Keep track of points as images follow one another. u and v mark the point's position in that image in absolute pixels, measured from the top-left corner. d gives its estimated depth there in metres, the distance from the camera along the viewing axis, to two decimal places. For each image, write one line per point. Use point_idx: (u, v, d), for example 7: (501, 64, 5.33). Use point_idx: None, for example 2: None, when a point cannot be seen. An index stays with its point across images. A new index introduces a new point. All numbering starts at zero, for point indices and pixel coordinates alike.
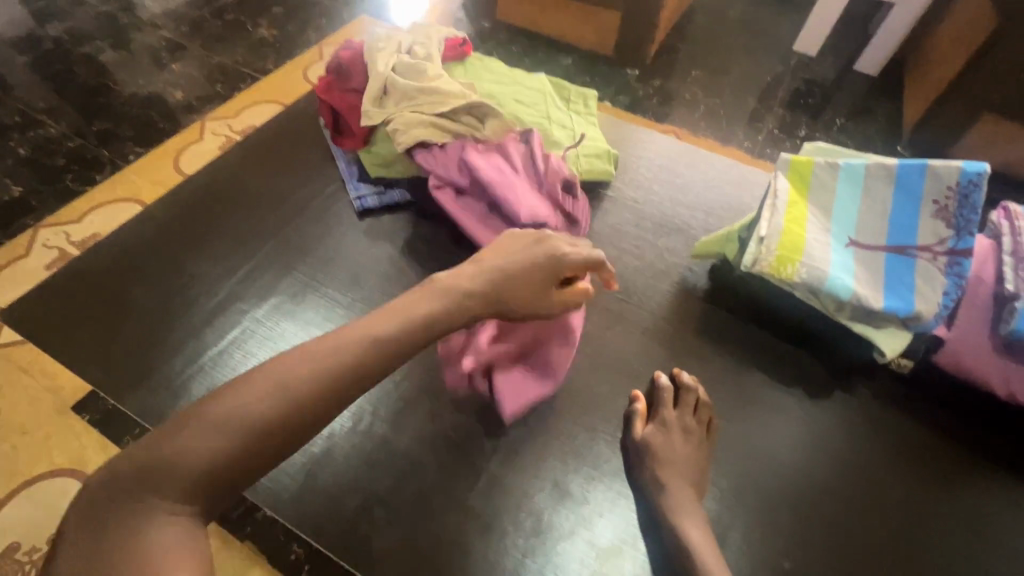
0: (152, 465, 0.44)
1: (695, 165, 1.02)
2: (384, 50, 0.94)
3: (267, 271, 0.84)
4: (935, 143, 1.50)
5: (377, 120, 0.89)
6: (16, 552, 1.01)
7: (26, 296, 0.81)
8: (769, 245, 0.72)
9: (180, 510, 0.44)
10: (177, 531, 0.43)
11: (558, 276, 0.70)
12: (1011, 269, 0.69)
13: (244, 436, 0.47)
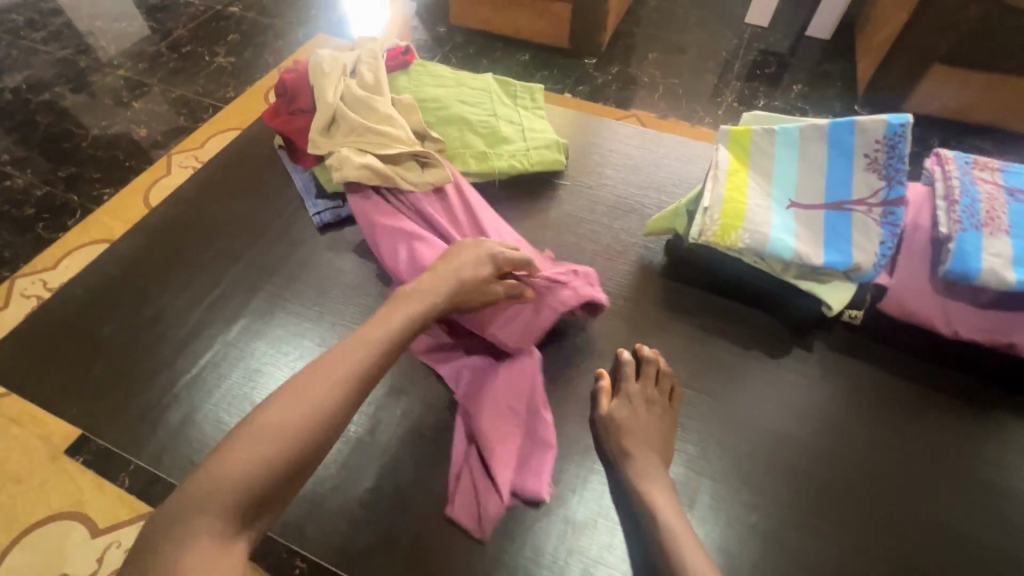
0: (185, 499, 0.47)
1: (643, 148, 1.04)
2: (330, 76, 0.93)
3: (236, 295, 0.86)
4: (888, 100, 1.53)
5: (325, 151, 0.89)
6: None
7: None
8: (713, 215, 0.75)
9: (217, 533, 0.46)
10: (212, 556, 0.45)
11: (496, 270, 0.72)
12: (945, 212, 0.72)
13: (268, 457, 0.50)
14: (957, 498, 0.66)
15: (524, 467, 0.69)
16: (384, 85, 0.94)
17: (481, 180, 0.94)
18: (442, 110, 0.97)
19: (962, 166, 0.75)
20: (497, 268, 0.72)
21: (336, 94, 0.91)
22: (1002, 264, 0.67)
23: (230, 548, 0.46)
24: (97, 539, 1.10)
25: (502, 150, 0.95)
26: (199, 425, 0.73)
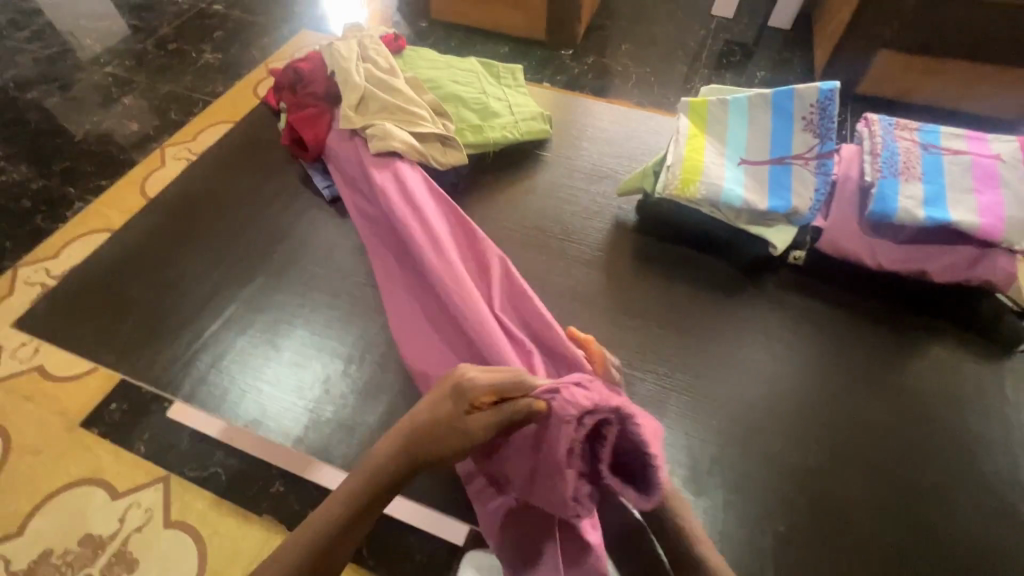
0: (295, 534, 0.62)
1: (615, 122, 1.15)
2: (348, 61, 1.03)
3: (251, 258, 0.95)
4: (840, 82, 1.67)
5: (359, 123, 0.98)
6: (49, 557, 1.09)
7: (30, 308, 0.90)
8: (674, 171, 0.86)
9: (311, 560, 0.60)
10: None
11: (468, 405, 0.62)
12: (868, 164, 0.84)
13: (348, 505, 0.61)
14: (882, 402, 0.79)
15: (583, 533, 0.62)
16: (398, 70, 1.05)
17: (478, 152, 1.04)
18: (438, 89, 1.06)
19: (886, 127, 0.88)
20: (465, 397, 0.62)
21: (361, 77, 1.01)
22: (914, 204, 0.79)
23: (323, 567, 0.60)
24: (118, 501, 1.14)
25: (494, 122, 1.05)
26: (228, 367, 0.82)
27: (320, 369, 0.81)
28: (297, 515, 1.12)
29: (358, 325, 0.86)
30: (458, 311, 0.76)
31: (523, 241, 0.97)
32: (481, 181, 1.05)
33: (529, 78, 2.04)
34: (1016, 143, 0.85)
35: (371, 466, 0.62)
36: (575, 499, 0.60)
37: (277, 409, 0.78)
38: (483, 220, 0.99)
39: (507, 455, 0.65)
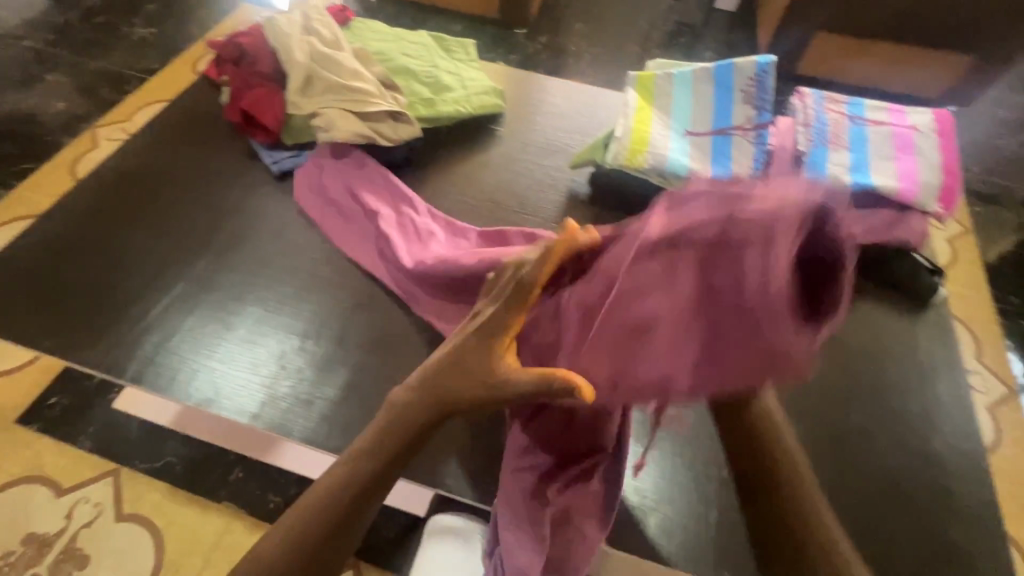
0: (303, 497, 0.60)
1: (567, 97, 1.17)
2: (291, 35, 1.00)
3: (197, 237, 0.91)
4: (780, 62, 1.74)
5: (308, 108, 0.97)
6: None
7: None
8: (623, 142, 0.89)
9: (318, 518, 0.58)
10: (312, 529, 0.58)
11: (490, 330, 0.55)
12: (800, 135, 0.90)
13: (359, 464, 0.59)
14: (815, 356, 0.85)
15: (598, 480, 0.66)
16: (344, 42, 1.02)
17: (430, 126, 1.03)
18: (388, 62, 1.06)
19: (817, 100, 0.93)
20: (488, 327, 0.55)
21: (304, 53, 0.99)
22: (841, 171, 0.85)
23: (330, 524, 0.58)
24: (64, 498, 1.09)
25: (446, 97, 1.05)
26: (175, 348, 0.80)
27: (275, 346, 0.80)
28: (259, 498, 1.10)
29: (313, 301, 0.85)
30: (443, 267, 0.79)
31: (479, 214, 0.98)
32: (435, 155, 1.05)
33: (483, 57, 2.03)
34: (930, 114, 0.92)
35: (376, 446, 0.59)
36: (763, 317, 0.41)
37: (231, 388, 0.77)
38: (438, 194, 0.99)
39: (643, 351, 0.45)
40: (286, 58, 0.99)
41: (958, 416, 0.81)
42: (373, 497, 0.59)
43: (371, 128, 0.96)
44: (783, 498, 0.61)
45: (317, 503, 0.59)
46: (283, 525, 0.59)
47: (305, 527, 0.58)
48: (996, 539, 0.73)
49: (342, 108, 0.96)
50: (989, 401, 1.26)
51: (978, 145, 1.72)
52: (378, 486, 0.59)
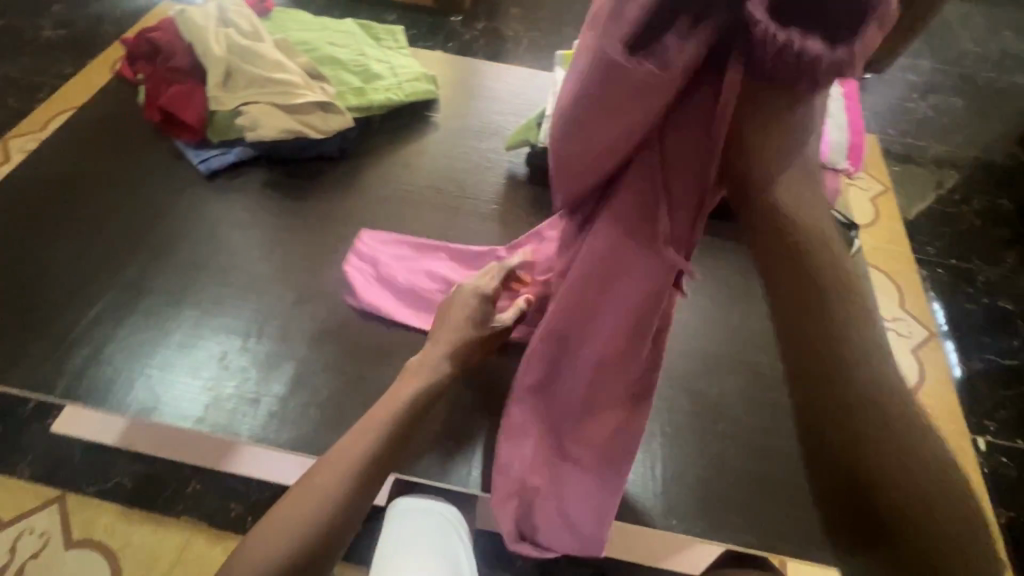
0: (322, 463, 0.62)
1: (500, 79, 1.18)
2: (206, 28, 0.97)
3: (124, 243, 0.88)
4: None
5: (231, 105, 0.94)
6: None
7: None
8: (553, 123, 0.94)
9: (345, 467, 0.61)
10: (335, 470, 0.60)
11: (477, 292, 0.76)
12: None
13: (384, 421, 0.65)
14: (748, 312, 0.90)
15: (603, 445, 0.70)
16: (264, 33, 0.99)
17: (362, 116, 1.02)
18: (313, 52, 1.04)
19: None
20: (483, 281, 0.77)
21: (222, 47, 0.96)
22: None
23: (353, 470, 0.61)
24: (5, 531, 1.03)
25: (376, 85, 1.04)
26: (109, 359, 0.77)
27: (216, 347, 0.79)
28: (219, 509, 1.06)
29: (254, 299, 0.84)
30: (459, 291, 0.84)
31: (419, 201, 0.98)
32: (370, 145, 1.04)
33: (421, 45, 2.00)
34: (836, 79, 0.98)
35: (380, 425, 0.64)
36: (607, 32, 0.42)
37: (172, 393, 0.75)
38: (376, 183, 0.99)
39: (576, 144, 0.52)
40: (203, 52, 0.95)
41: None
42: (380, 472, 0.63)
43: (299, 121, 0.94)
44: (834, 385, 0.35)
45: (328, 483, 0.59)
46: (289, 511, 0.57)
47: (317, 508, 0.58)
48: None
49: (269, 104, 0.94)
50: (913, 345, 1.36)
51: (892, 109, 1.84)
52: (384, 463, 0.63)
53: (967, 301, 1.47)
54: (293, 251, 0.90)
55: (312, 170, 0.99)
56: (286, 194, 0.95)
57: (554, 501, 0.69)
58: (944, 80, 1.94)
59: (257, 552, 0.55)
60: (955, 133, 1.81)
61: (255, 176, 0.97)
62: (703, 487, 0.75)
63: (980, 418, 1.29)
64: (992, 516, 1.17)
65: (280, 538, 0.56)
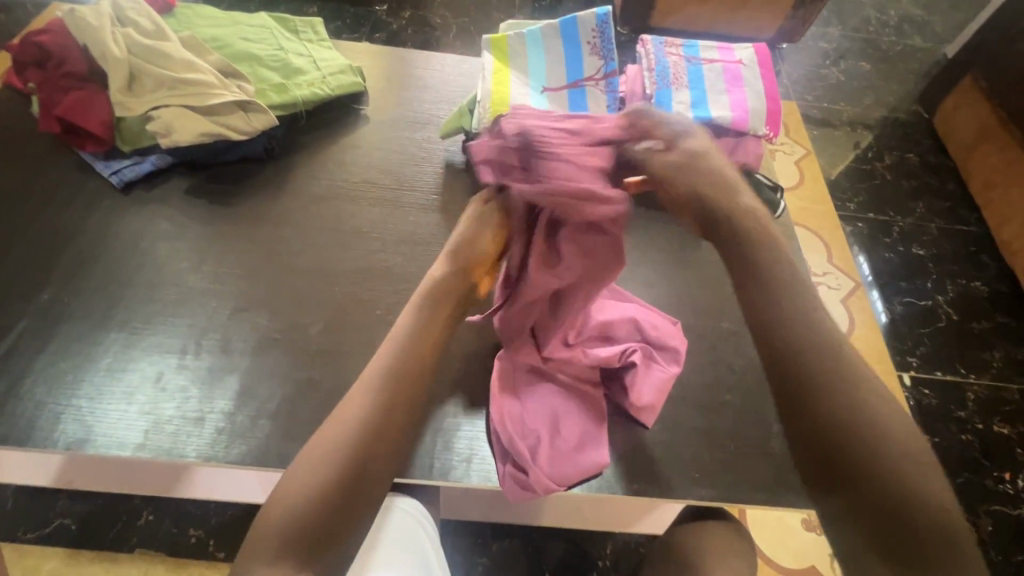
0: (319, 444, 0.51)
1: (430, 68, 1.16)
2: (100, 28, 0.89)
3: (34, 267, 0.81)
4: (641, 17, 1.79)
5: (138, 109, 0.88)
6: None
7: None
8: (485, 106, 0.93)
9: (319, 468, 0.49)
10: (315, 453, 0.50)
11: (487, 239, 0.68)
12: (647, 79, 0.97)
13: (374, 389, 0.53)
14: (688, 278, 0.94)
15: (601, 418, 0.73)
16: (168, 30, 0.93)
17: (287, 112, 0.98)
18: (226, 48, 0.99)
19: (657, 45, 1.02)
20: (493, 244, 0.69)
21: (121, 47, 0.89)
22: (685, 108, 0.94)
23: (331, 456, 0.50)
24: None
25: (298, 80, 1.00)
26: (30, 392, 0.71)
27: (151, 367, 0.75)
28: (178, 536, 1.02)
29: (188, 313, 0.80)
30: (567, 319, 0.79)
31: (357, 197, 0.95)
32: (299, 143, 1.00)
33: (347, 37, 1.94)
34: (751, 49, 1.04)
35: (347, 429, 0.51)
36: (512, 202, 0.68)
37: (107, 421, 0.70)
38: (309, 182, 0.95)
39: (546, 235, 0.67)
40: (101, 55, 0.88)
41: None
42: (375, 450, 0.51)
43: (216, 122, 0.89)
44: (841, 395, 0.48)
45: (306, 479, 0.48)
46: (277, 503, 0.48)
47: (308, 496, 0.47)
48: None
49: (181, 105, 0.88)
50: (842, 296, 1.49)
51: (808, 76, 1.95)
52: (393, 422, 0.53)
53: (885, 250, 1.60)
54: (226, 258, 0.85)
55: (239, 173, 0.94)
56: (212, 200, 0.91)
57: (546, 441, 0.70)
58: (852, 46, 2.07)
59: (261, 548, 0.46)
60: (864, 95, 1.94)
61: (174, 184, 0.92)
62: (661, 447, 0.78)
63: (903, 355, 1.42)
64: None
65: (271, 521, 0.47)
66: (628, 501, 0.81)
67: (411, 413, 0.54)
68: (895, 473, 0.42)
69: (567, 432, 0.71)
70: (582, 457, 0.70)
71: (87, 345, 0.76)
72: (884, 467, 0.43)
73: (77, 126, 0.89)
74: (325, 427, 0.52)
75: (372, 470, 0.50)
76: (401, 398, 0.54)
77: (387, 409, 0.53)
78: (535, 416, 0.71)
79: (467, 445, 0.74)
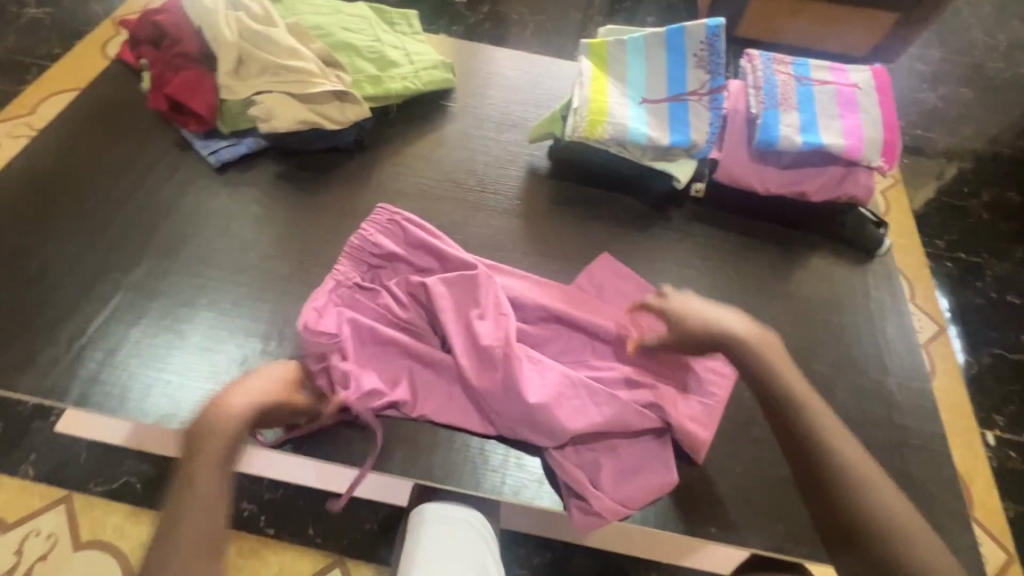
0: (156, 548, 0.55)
1: (521, 68, 1.14)
2: (214, 9, 0.91)
3: (133, 240, 0.84)
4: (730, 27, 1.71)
5: (242, 93, 0.90)
6: None
7: None
8: (581, 113, 0.90)
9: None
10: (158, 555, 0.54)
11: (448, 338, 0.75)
12: (753, 97, 0.92)
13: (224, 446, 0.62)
14: (777, 312, 0.89)
15: (653, 435, 0.72)
16: (275, 16, 0.94)
17: (378, 104, 0.98)
18: (326, 37, 0.99)
19: (765, 61, 0.96)
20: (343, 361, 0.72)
21: (231, 30, 0.90)
22: (793, 131, 0.88)
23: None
24: (14, 532, 0.99)
25: (393, 73, 1.00)
26: (123, 363, 0.74)
27: (235, 350, 0.76)
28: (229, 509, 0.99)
29: (273, 299, 0.81)
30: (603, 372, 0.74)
31: (439, 196, 0.94)
32: (387, 136, 1.00)
33: (424, 28, 1.94)
34: (869, 72, 0.96)
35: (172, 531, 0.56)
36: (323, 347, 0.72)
37: (191, 399, 0.72)
38: (394, 177, 0.95)
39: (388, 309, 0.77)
40: (212, 37, 0.90)
41: (906, 356, 0.87)
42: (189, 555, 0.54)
43: (314, 112, 0.90)
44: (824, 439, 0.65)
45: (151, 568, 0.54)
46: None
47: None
48: (945, 466, 0.78)
49: (283, 92, 0.90)
50: (924, 340, 1.37)
51: (904, 100, 1.82)
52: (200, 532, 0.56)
53: (976, 295, 1.47)
54: (311, 247, 0.86)
55: (327, 163, 0.95)
56: (300, 187, 0.91)
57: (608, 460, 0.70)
58: (954, 70, 1.92)
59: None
60: (965, 125, 1.79)
61: (266, 169, 0.93)
62: (737, 490, 0.74)
63: (988, 412, 1.30)
64: (1000, 509, 1.19)
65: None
66: (695, 542, 0.77)
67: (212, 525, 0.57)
68: (860, 489, 0.61)
69: (626, 454, 0.71)
70: (640, 481, 0.69)
71: (177, 320, 0.78)
72: (855, 488, 0.61)
73: (183, 105, 0.92)
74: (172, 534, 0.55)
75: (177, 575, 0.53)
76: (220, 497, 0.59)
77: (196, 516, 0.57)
78: (572, 416, 0.68)
79: (539, 466, 0.73)
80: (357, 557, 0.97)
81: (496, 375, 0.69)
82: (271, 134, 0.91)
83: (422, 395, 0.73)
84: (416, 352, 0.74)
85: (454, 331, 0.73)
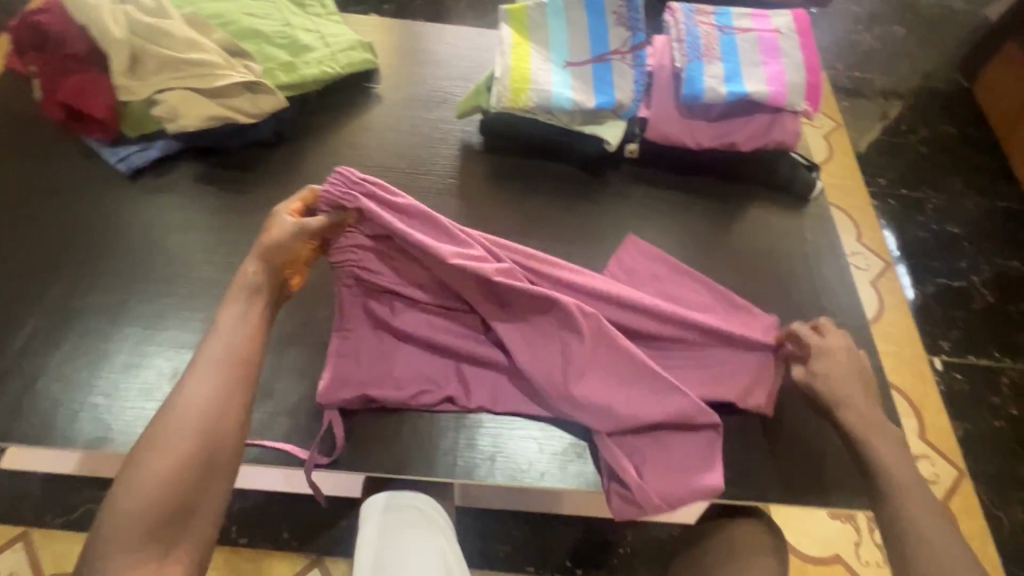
0: (130, 489, 0.48)
1: (444, 40, 1.10)
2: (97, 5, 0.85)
3: (47, 261, 0.79)
4: None
5: (142, 93, 0.85)
6: None
7: None
8: (504, 83, 0.88)
9: (139, 551, 0.47)
10: (137, 499, 0.48)
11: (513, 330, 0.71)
12: (676, 51, 0.91)
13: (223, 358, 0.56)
14: (720, 265, 0.90)
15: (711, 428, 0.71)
16: (169, 7, 0.88)
17: (296, 93, 0.94)
18: (229, 25, 0.94)
19: (686, 13, 0.94)
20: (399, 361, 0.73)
21: (120, 26, 0.84)
22: (717, 82, 0.88)
23: (136, 531, 0.47)
24: None
25: (306, 58, 0.95)
26: (47, 390, 0.70)
27: (165, 363, 0.73)
28: None
29: (204, 308, 0.77)
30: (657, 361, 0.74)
31: None
32: (311, 125, 0.96)
33: (351, 10, 1.86)
34: (789, 16, 0.96)
35: (160, 474, 0.49)
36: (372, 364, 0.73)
37: (124, 419, 0.69)
38: (322, 168, 0.91)
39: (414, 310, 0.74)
40: (100, 34, 0.84)
41: (844, 294, 0.90)
42: (176, 501, 0.49)
43: (223, 107, 0.85)
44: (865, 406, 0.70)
45: (129, 517, 0.47)
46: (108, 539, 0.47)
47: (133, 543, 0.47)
48: (885, 395, 0.81)
49: (187, 88, 0.85)
50: (871, 277, 1.42)
51: (839, 43, 1.83)
52: (192, 471, 0.50)
53: (918, 229, 1.52)
54: (240, 248, 0.83)
55: (249, 159, 0.91)
56: (222, 188, 0.87)
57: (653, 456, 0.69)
58: (885, 9, 1.94)
59: (115, 527, 0.47)
60: (898, 63, 1.83)
61: (184, 172, 0.88)
62: None
63: (935, 339, 1.36)
64: (949, 429, 1.25)
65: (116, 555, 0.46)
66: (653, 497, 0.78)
67: (201, 467, 0.51)
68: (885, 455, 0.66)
69: (676, 446, 0.70)
70: (692, 478, 0.69)
71: (100, 340, 0.74)
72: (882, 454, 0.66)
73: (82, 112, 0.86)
74: (159, 475, 0.49)
75: (170, 519, 0.48)
76: (212, 433, 0.52)
77: (195, 463, 0.51)
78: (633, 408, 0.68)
79: (490, 443, 0.73)
80: (334, 554, 0.96)
81: (560, 367, 0.69)
82: (182, 135, 0.87)
83: (478, 396, 0.73)
84: (468, 355, 0.73)
85: (507, 332, 0.70)
